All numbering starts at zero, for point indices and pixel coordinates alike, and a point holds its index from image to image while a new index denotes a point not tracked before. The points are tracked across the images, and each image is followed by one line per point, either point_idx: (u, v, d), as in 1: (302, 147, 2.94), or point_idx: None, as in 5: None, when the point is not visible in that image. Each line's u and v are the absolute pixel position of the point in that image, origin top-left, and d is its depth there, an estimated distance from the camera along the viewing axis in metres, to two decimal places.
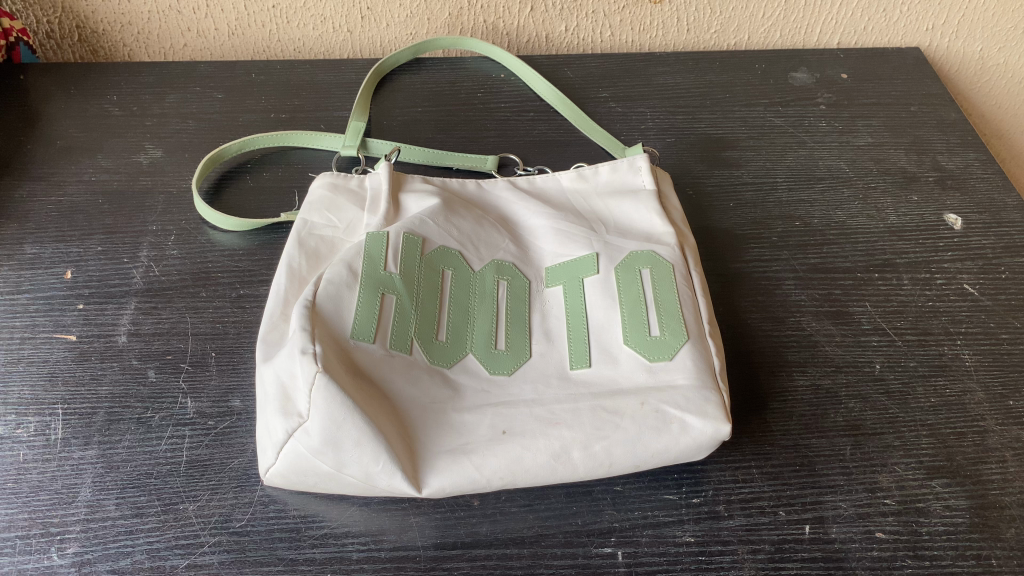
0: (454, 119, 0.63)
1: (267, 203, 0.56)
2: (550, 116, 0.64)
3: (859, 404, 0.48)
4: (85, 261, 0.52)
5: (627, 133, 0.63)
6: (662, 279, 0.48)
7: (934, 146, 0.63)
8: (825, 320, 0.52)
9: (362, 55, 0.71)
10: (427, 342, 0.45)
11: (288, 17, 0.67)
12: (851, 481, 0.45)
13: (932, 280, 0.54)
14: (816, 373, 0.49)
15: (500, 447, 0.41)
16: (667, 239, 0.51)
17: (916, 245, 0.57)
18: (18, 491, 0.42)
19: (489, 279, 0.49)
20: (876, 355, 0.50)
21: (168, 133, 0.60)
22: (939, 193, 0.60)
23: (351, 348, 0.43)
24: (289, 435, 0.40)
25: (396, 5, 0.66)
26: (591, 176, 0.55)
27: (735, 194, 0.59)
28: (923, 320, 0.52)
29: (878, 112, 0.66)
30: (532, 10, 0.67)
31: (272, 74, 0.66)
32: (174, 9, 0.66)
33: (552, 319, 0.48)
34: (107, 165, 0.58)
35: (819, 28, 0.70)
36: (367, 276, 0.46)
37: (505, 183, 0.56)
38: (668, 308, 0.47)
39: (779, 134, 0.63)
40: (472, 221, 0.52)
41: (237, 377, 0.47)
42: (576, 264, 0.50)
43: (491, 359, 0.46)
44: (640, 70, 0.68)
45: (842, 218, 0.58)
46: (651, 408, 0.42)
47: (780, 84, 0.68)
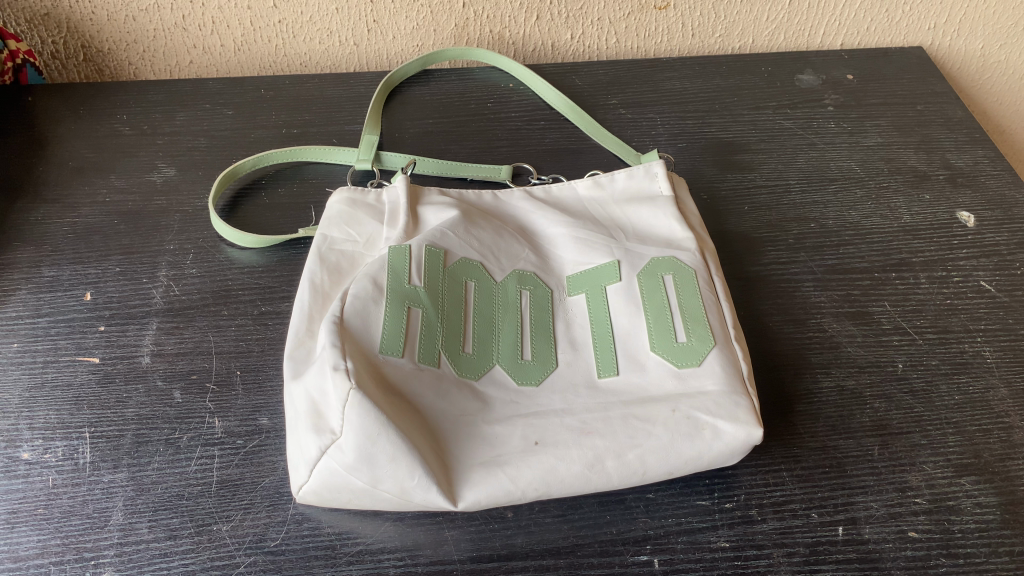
0: (466, 130, 0.63)
1: (284, 219, 0.56)
2: (561, 124, 0.64)
3: (885, 404, 0.48)
4: (104, 282, 0.52)
5: (638, 139, 0.63)
6: (685, 285, 0.48)
7: (943, 144, 0.64)
8: (845, 321, 0.52)
9: (369, 68, 0.71)
10: (455, 355, 0.45)
11: (294, 32, 0.67)
12: (881, 481, 0.45)
13: (948, 278, 0.55)
14: (840, 374, 0.49)
15: (534, 458, 0.41)
16: (687, 244, 0.51)
17: (931, 244, 0.57)
18: (50, 517, 0.42)
19: (512, 289, 0.49)
20: (898, 354, 0.51)
21: (180, 151, 0.60)
22: (951, 190, 0.60)
23: (380, 363, 0.43)
24: (322, 452, 0.40)
25: (402, 16, 0.66)
26: (608, 183, 0.55)
27: (749, 197, 0.59)
28: (942, 318, 0.53)
29: (886, 112, 0.66)
30: (538, 19, 0.67)
31: (281, 89, 0.65)
32: (179, 26, 0.66)
33: (576, 328, 0.48)
34: (121, 185, 0.58)
35: (822, 29, 0.70)
36: (392, 290, 0.46)
37: (521, 192, 0.56)
38: (693, 314, 0.47)
39: (788, 136, 0.64)
40: (491, 231, 0.52)
41: (264, 394, 0.47)
42: (598, 271, 0.50)
43: (519, 370, 0.46)
44: (648, 76, 0.68)
45: (856, 219, 0.58)
46: (683, 415, 0.42)
47: (787, 86, 0.68)
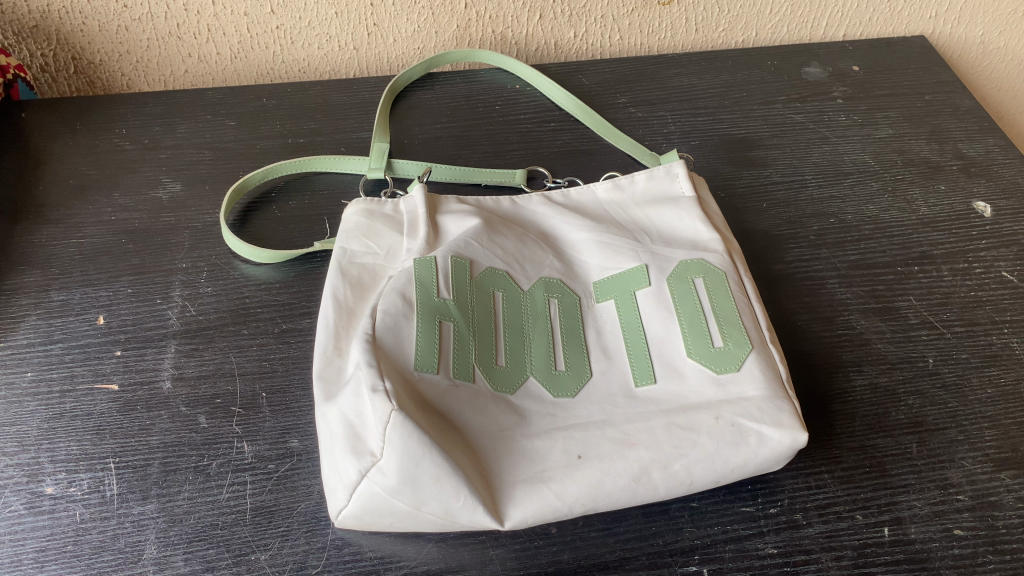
0: (476, 134, 0.62)
1: (298, 232, 0.54)
2: (571, 125, 0.64)
3: (919, 401, 0.48)
4: (117, 305, 0.50)
5: (651, 138, 0.62)
6: (716, 288, 0.48)
7: (953, 134, 0.64)
8: (873, 318, 0.52)
9: (370, 73, 0.70)
10: (489, 369, 0.44)
11: (292, 38, 0.65)
12: (921, 479, 0.45)
13: (970, 270, 0.55)
14: (872, 372, 0.49)
15: (579, 473, 0.40)
16: (713, 246, 0.50)
17: (951, 235, 0.57)
18: (80, 553, 0.40)
19: (540, 298, 0.48)
20: (928, 349, 0.50)
21: (185, 166, 0.58)
22: (965, 180, 0.60)
23: (416, 381, 0.42)
24: (362, 476, 0.39)
25: (404, 19, 0.65)
26: (628, 185, 0.54)
27: (766, 193, 0.59)
28: (968, 311, 0.52)
29: (894, 103, 0.66)
30: (541, 18, 0.66)
31: (283, 97, 0.64)
32: (174, 35, 0.64)
33: (608, 336, 0.48)
34: (126, 203, 0.56)
35: (825, 21, 0.70)
36: (421, 305, 0.45)
37: (539, 197, 0.55)
38: (727, 318, 0.46)
39: (800, 130, 0.63)
40: (514, 239, 0.51)
41: (292, 416, 0.46)
42: (626, 276, 0.49)
43: (555, 381, 0.45)
44: (655, 73, 0.68)
45: (874, 213, 0.58)
46: (726, 422, 0.42)
47: (795, 80, 0.67)
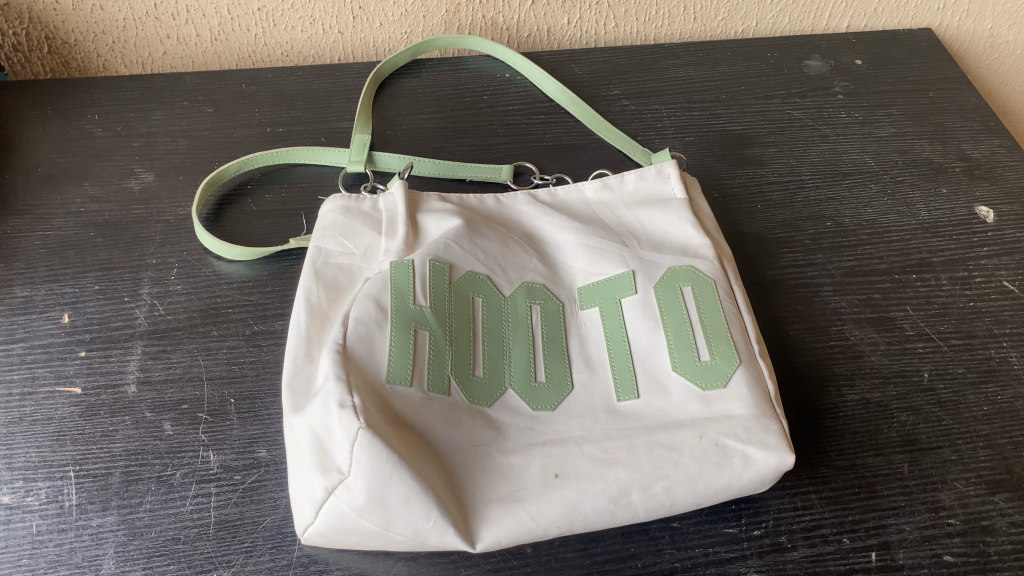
0: (462, 126, 0.60)
1: (274, 226, 0.52)
2: (562, 118, 0.61)
3: (912, 418, 0.46)
4: (83, 302, 0.48)
5: (644, 133, 0.60)
6: (705, 298, 0.46)
7: (957, 134, 0.61)
8: (868, 328, 0.50)
9: (355, 58, 0.67)
10: (465, 380, 0.42)
11: (275, 21, 0.63)
12: (912, 501, 0.43)
13: (970, 279, 0.53)
14: (864, 387, 0.47)
15: (555, 493, 0.39)
16: (703, 252, 0.48)
17: (951, 242, 0.55)
18: (35, 567, 0.39)
19: (522, 304, 0.46)
20: (923, 362, 0.49)
21: (158, 154, 0.56)
22: (968, 183, 0.58)
23: (388, 394, 0.40)
24: (329, 493, 0.38)
25: (390, 3, 0.62)
26: (617, 185, 0.52)
27: (761, 194, 0.57)
28: (966, 323, 0.50)
29: (898, 99, 0.64)
30: (533, 4, 0.63)
31: (264, 83, 0.61)
32: (151, 15, 0.62)
33: (591, 345, 0.46)
34: (96, 193, 0.54)
35: (828, 12, 0.67)
36: (396, 312, 0.43)
37: (525, 195, 0.53)
38: (716, 330, 0.44)
39: (799, 127, 0.61)
40: (497, 241, 0.49)
41: (261, 425, 0.44)
42: (612, 282, 0.47)
43: (534, 393, 0.43)
44: (650, 63, 0.65)
45: (873, 216, 0.56)
46: (710, 442, 0.40)
47: (795, 73, 0.65)
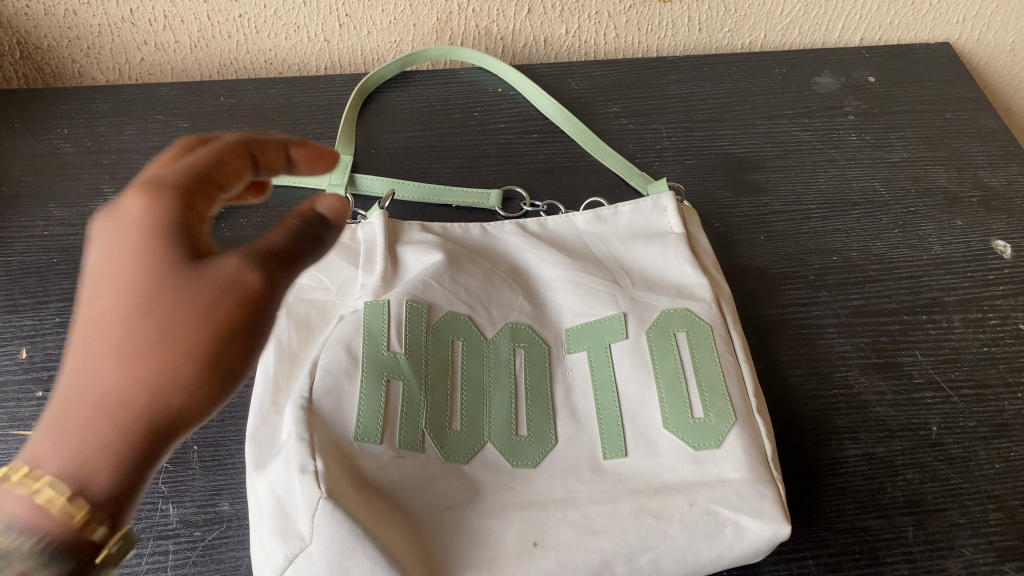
0: (450, 146, 0.57)
1: None
2: (556, 137, 0.58)
3: (919, 475, 0.43)
4: (42, 336, 0.46)
5: (641, 155, 0.57)
6: (701, 346, 0.43)
7: (974, 160, 0.58)
8: (873, 376, 0.47)
9: (343, 67, 0.64)
10: (441, 434, 0.40)
11: (257, 28, 0.60)
12: (916, 570, 0.40)
13: (984, 321, 0.50)
14: (868, 440, 0.44)
15: (532, 564, 0.36)
16: (701, 292, 0.45)
17: (965, 279, 0.51)
18: None
19: (504, 348, 0.44)
20: (932, 414, 0.45)
21: (129, 174, 0.53)
22: (984, 215, 0.55)
23: (356, 453, 0.37)
24: (290, 561, 0.35)
25: (378, 11, 0.59)
26: (610, 217, 0.49)
27: (765, 224, 0.54)
28: (979, 370, 0.47)
29: (912, 121, 0.60)
30: (529, 13, 0.60)
31: (243, 95, 0.58)
32: (127, 21, 0.59)
33: (577, 394, 0.43)
34: (61, 216, 0.51)
35: (841, 24, 0.64)
36: (368, 359, 0.40)
37: (512, 225, 0.50)
38: (711, 383, 0.41)
39: (807, 151, 0.58)
40: (481, 278, 0.46)
41: (225, 475, 0.42)
42: (601, 325, 0.44)
43: (515, 448, 0.40)
44: (651, 78, 0.62)
45: (882, 250, 0.53)
46: (701, 510, 0.37)
47: (804, 90, 0.62)
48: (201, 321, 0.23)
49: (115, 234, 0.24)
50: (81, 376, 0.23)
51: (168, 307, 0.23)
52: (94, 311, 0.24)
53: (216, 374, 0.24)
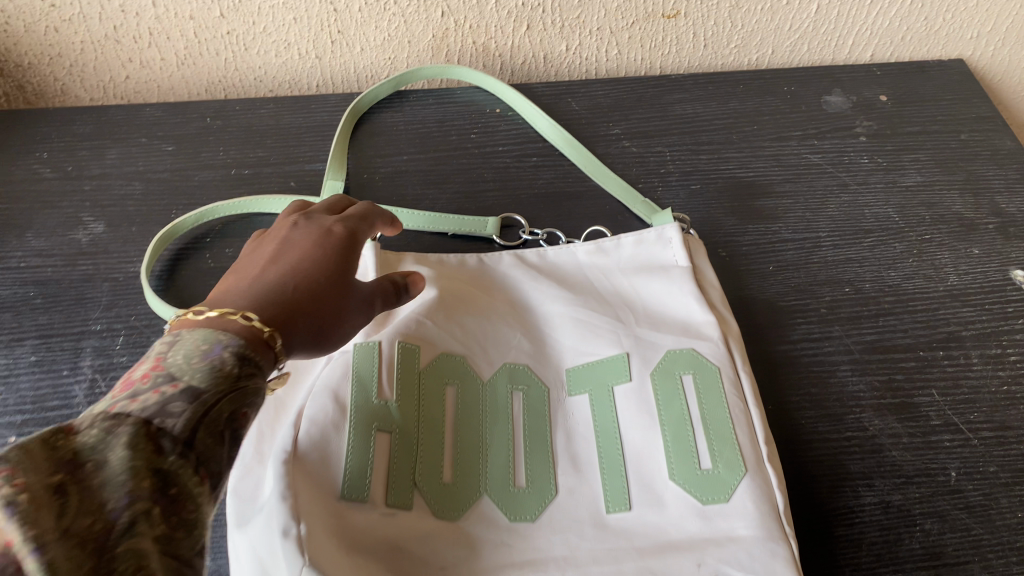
0: (446, 170, 0.55)
1: None
2: (556, 160, 0.56)
3: (938, 525, 0.41)
4: (16, 376, 0.43)
5: (645, 179, 0.55)
6: (708, 390, 0.40)
7: (991, 184, 0.56)
8: (888, 417, 0.45)
9: (335, 85, 0.62)
10: (433, 489, 0.38)
11: (246, 45, 0.58)
12: None
13: (1003, 358, 0.47)
14: (884, 488, 0.42)
15: None
16: (707, 330, 0.43)
17: (983, 312, 0.49)
18: None
19: (501, 392, 0.41)
20: (950, 459, 0.43)
21: (111, 201, 0.51)
22: (1002, 243, 0.53)
23: (343, 511, 0.35)
24: None
25: (371, 27, 0.57)
26: (612, 249, 0.47)
27: (773, 253, 0.52)
28: (999, 411, 0.45)
29: (925, 142, 0.58)
30: (528, 29, 0.57)
31: (231, 116, 0.56)
32: (111, 38, 0.56)
33: (578, 441, 0.40)
34: (40, 246, 0.49)
35: (852, 40, 0.61)
36: (357, 408, 0.38)
37: (511, 257, 0.48)
38: (719, 430, 0.39)
39: (816, 175, 0.56)
40: (477, 317, 0.44)
41: None
42: (603, 365, 0.42)
43: (511, 501, 0.38)
44: (654, 98, 0.60)
45: (896, 280, 0.51)
46: (710, 572, 0.35)
47: (814, 110, 0.59)
48: (345, 274, 0.36)
49: (300, 220, 0.39)
50: (250, 283, 0.33)
51: (323, 259, 0.36)
52: (268, 251, 0.37)
53: (340, 310, 0.35)
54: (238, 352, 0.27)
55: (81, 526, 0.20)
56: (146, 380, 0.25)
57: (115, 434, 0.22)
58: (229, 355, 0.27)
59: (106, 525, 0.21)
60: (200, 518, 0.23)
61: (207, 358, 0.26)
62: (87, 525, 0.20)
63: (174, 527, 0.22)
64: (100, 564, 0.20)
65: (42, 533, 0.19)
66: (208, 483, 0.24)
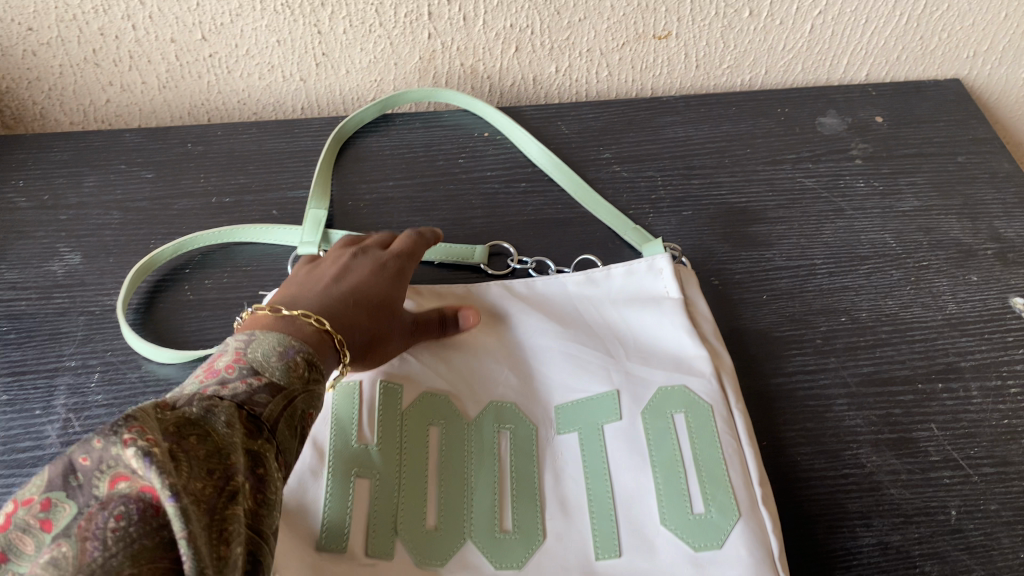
0: (433, 196, 0.54)
1: (210, 319, 0.46)
2: (546, 185, 0.55)
3: (938, 568, 0.39)
4: None
5: (636, 206, 0.54)
6: (700, 429, 0.39)
7: (989, 208, 0.55)
8: (887, 453, 0.43)
9: (321, 108, 0.60)
10: (415, 536, 0.37)
11: (229, 68, 0.56)
12: None
13: (1004, 390, 0.46)
14: (883, 527, 0.41)
15: None
16: (700, 366, 0.41)
17: (982, 342, 0.48)
18: None
19: (488, 432, 0.40)
20: (951, 497, 0.42)
21: (90, 231, 0.50)
22: (1002, 269, 0.51)
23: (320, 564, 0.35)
24: None
25: (357, 49, 0.55)
26: (602, 279, 0.46)
27: (767, 281, 0.51)
28: (1000, 446, 0.44)
29: (921, 165, 0.57)
30: (517, 51, 0.56)
31: (212, 142, 0.55)
32: (90, 61, 0.55)
33: (568, 482, 0.39)
34: (15, 279, 0.48)
35: (847, 60, 0.60)
36: (335, 454, 0.38)
37: (500, 286, 0.46)
38: (712, 471, 0.38)
39: (811, 199, 0.55)
40: (464, 353, 0.43)
41: None
42: (593, 404, 0.41)
43: (497, 548, 0.37)
44: (645, 121, 0.59)
45: (893, 309, 0.50)
46: None
47: (808, 132, 0.58)
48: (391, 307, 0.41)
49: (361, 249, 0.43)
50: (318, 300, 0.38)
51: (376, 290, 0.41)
52: (333, 272, 0.42)
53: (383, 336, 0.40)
54: (307, 357, 0.33)
55: (196, 487, 0.23)
56: (231, 372, 0.30)
57: (214, 414, 0.27)
58: (300, 359, 0.32)
59: (213, 490, 0.24)
60: (279, 499, 0.27)
61: (282, 358, 0.32)
62: (205, 484, 0.24)
63: (258, 504, 0.26)
64: (212, 520, 0.23)
65: (175, 482, 0.23)
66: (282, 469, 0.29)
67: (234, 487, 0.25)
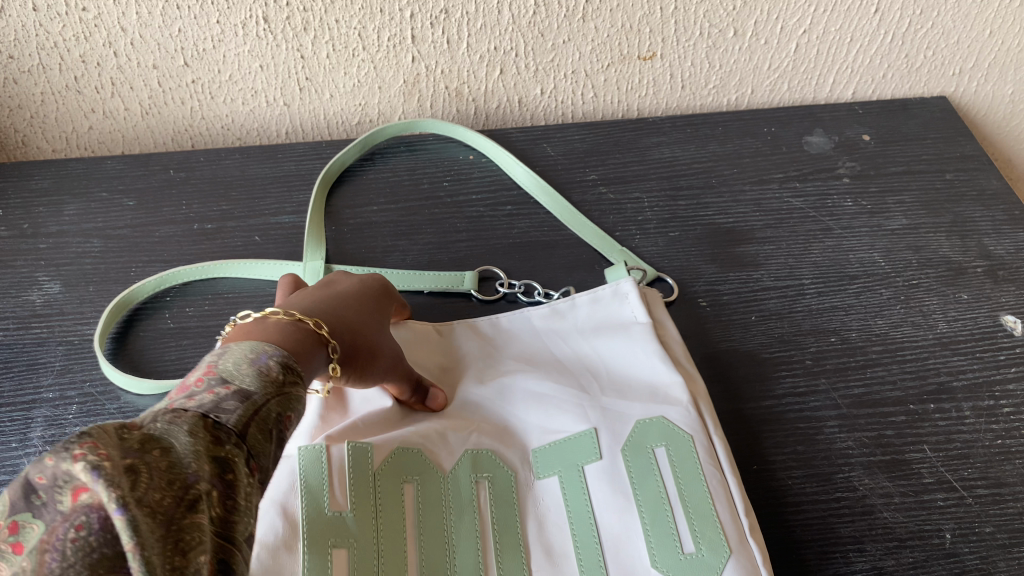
0: (418, 220, 0.53)
1: (189, 350, 0.45)
2: (531, 208, 0.54)
3: None
4: None
5: (622, 227, 0.54)
6: (683, 465, 0.38)
7: (978, 226, 0.54)
8: (879, 476, 0.43)
9: (306, 133, 0.60)
10: None
11: (212, 93, 0.56)
12: None
13: (997, 409, 0.45)
14: (877, 553, 0.40)
15: None
16: (675, 392, 0.41)
17: (973, 361, 0.47)
18: None
19: (465, 481, 0.39)
20: (945, 519, 0.41)
21: (69, 260, 0.50)
22: (992, 287, 0.51)
23: None
24: None
25: (340, 73, 0.55)
26: (567, 311, 0.46)
27: (755, 302, 0.50)
28: (994, 467, 0.43)
29: (909, 183, 0.57)
30: (501, 73, 0.56)
31: (195, 168, 0.55)
32: (72, 89, 0.55)
33: (551, 528, 0.38)
34: None
35: (832, 78, 0.60)
36: (310, 522, 0.36)
37: (464, 326, 0.46)
38: (698, 509, 0.37)
39: (798, 219, 0.54)
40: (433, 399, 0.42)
41: None
42: (571, 443, 0.40)
43: None
44: (631, 142, 0.58)
45: (884, 329, 0.49)
46: None
47: (794, 151, 0.58)
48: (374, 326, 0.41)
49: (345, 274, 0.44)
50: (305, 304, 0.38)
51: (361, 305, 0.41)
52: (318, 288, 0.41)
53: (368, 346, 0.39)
54: (283, 360, 0.30)
55: (154, 498, 0.21)
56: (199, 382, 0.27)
57: (178, 425, 0.24)
58: (274, 363, 0.29)
59: (172, 501, 0.22)
60: (252, 507, 0.25)
61: (254, 365, 0.29)
62: (164, 494, 0.22)
63: (230, 510, 0.24)
64: (168, 532, 0.21)
65: (126, 494, 0.21)
66: (258, 476, 0.26)
67: (196, 495, 0.23)
